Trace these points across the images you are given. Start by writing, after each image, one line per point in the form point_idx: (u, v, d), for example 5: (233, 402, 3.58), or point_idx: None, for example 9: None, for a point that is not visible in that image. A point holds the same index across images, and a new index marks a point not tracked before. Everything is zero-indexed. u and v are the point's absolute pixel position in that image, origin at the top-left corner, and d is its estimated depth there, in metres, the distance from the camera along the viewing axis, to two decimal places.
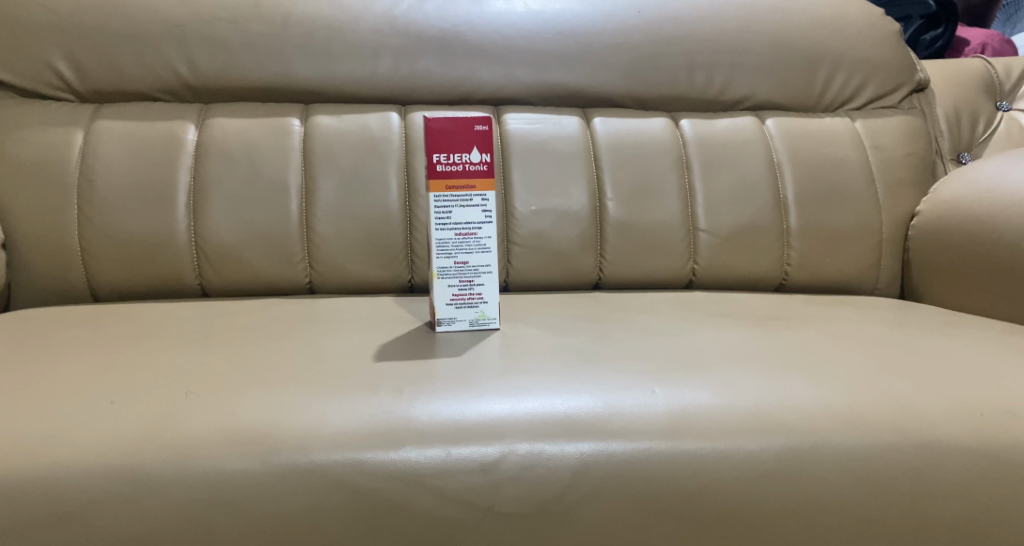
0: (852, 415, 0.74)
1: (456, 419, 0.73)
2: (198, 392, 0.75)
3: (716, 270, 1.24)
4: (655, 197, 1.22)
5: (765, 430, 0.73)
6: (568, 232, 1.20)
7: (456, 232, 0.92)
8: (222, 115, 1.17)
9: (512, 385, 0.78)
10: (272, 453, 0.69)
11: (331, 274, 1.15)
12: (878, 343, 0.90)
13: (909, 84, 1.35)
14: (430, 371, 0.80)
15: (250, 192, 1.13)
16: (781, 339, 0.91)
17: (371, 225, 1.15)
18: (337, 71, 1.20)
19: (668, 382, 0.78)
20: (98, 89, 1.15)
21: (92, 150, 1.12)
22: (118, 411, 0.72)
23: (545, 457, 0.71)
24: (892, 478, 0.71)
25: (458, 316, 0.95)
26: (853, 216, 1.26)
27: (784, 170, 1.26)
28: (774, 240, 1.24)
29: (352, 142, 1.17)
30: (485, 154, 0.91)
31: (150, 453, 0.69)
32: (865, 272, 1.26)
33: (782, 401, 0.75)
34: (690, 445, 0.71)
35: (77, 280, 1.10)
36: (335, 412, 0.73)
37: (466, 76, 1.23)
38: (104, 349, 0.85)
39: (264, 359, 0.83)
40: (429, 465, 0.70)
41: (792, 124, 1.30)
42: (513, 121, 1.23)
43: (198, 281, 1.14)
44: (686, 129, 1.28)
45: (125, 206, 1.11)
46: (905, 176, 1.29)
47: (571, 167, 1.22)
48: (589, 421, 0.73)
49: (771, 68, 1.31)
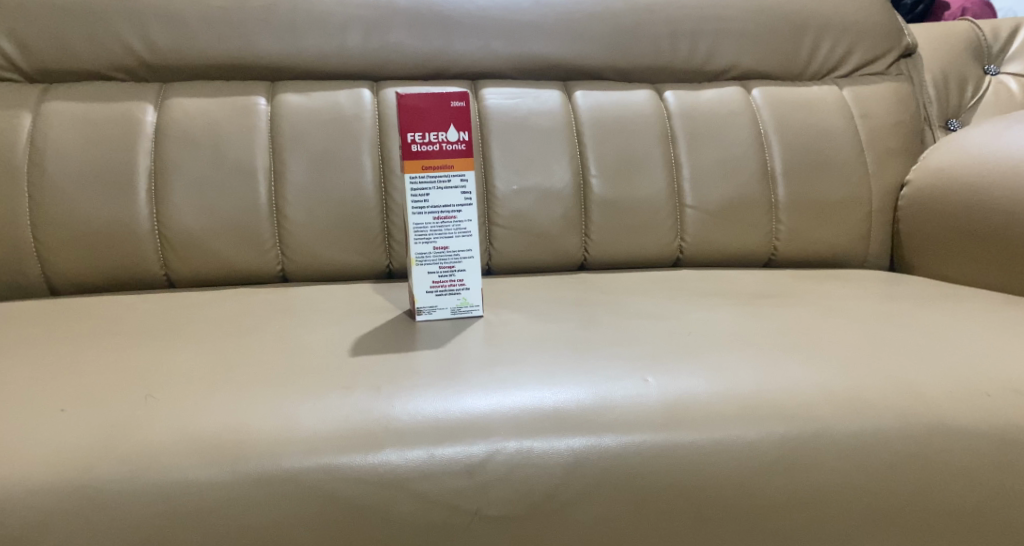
0: (853, 397, 0.71)
1: (440, 416, 0.68)
2: (160, 395, 0.70)
3: (703, 246, 1.21)
4: (641, 172, 1.18)
5: (764, 418, 0.69)
6: (552, 212, 1.15)
7: (435, 215, 0.87)
8: (182, 94, 1.10)
9: (497, 376, 0.73)
10: (240, 460, 0.65)
11: (304, 261, 1.10)
12: (874, 320, 0.87)
13: (898, 49, 1.31)
14: (409, 365, 0.76)
15: (215, 177, 1.07)
16: (774, 319, 0.87)
17: (345, 208, 1.10)
18: (304, 45, 1.13)
19: (661, 369, 0.74)
20: (47, 68, 1.08)
21: (43, 134, 1.04)
22: (74, 419, 0.67)
23: (534, 454, 0.66)
24: (896, 463, 0.68)
25: (439, 304, 0.90)
26: (843, 187, 1.22)
27: (772, 142, 1.22)
28: (763, 214, 1.21)
29: (322, 121, 1.10)
30: (463, 132, 0.85)
31: (107, 464, 0.64)
32: (854, 244, 1.24)
33: (782, 386, 0.72)
34: (686, 436, 0.68)
35: (32, 273, 1.04)
36: (308, 413, 0.68)
37: (440, 49, 1.17)
38: (57, 350, 0.79)
39: (230, 356, 0.77)
40: (411, 468, 0.65)
41: (779, 93, 1.26)
42: (492, 96, 1.17)
43: (163, 271, 1.08)
44: (670, 101, 1.23)
45: (79, 193, 1.04)
46: (895, 144, 1.25)
47: (553, 143, 1.17)
48: (579, 413, 0.69)
49: (756, 36, 1.27)
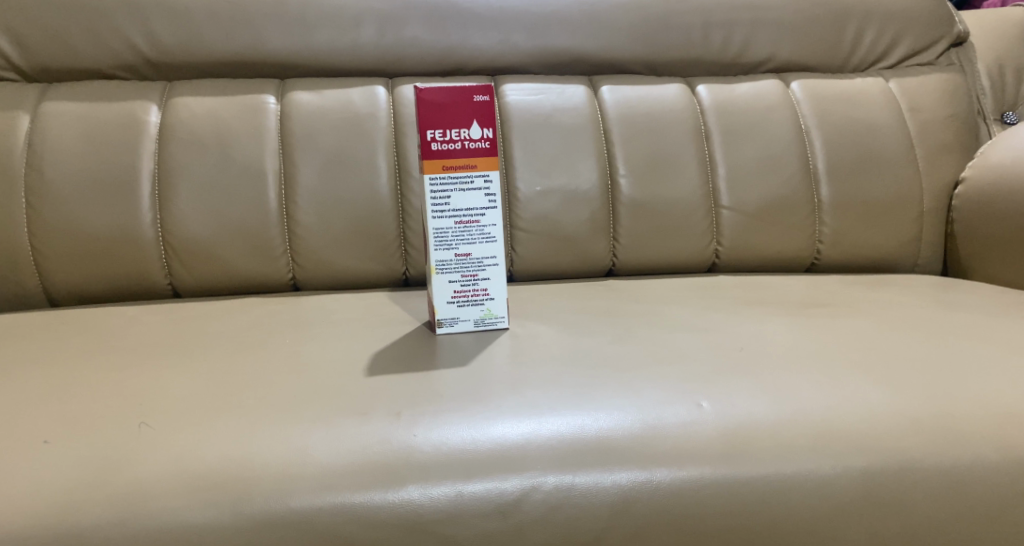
0: (935, 424, 0.63)
1: (468, 447, 0.61)
2: (155, 423, 0.63)
3: (741, 251, 1.12)
4: (673, 171, 1.10)
5: (836, 449, 0.61)
6: (578, 214, 1.08)
7: (456, 219, 0.79)
8: (187, 92, 1.03)
9: (529, 400, 0.65)
10: (242, 501, 0.58)
11: (316, 269, 1.03)
12: (943, 333, 0.78)
13: (948, 37, 1.22)
14: (430, 387, 0.68)
15: (222, 180, 1.00)
16: (833, 332, 0.79)
17: (359, 212, 1.02)
18: (314, 40, 1.06)
19: (714, 391, 0.66)
20: (46, 67, 1.02)
21: (41, 135, 0.98)
22: (61, 451, 0.60)
23: (578, 490, 0.59)
24: (986, 501, 0.60)
25: (461, 316, 0.83)
26: (892, 186, 1.14)
27: (814, 137, 1.14)
28: (806, 216, 1.12)
29: (335, 121, 1.03)
30: (487, 129, 0.78)
31: (96, 505, 0.57)
32: (905, 247, 1.15)
33: (853, 410, 0.64)
34: (747, 470, 0.60)
35: (30, 283, 0.98)
36: (318, 443, 0.61)
37: (457, 43, 1.09)
38: (48, 371, 0.72)
39: (234, 378, 0.70)
40: (439, 509, 0.58)
41: (821, 86, 1.17)
42: (513, 93, 1.09)
43: (168, 280, 1.01)
44: (703, 95, 1.15)
45: (78, 198, 0.97)
46: (947, 140, 1.16)
47: (579, 142, 1.09)
48: (626, 443, 0.61)
49: (795, 26, 1.19)
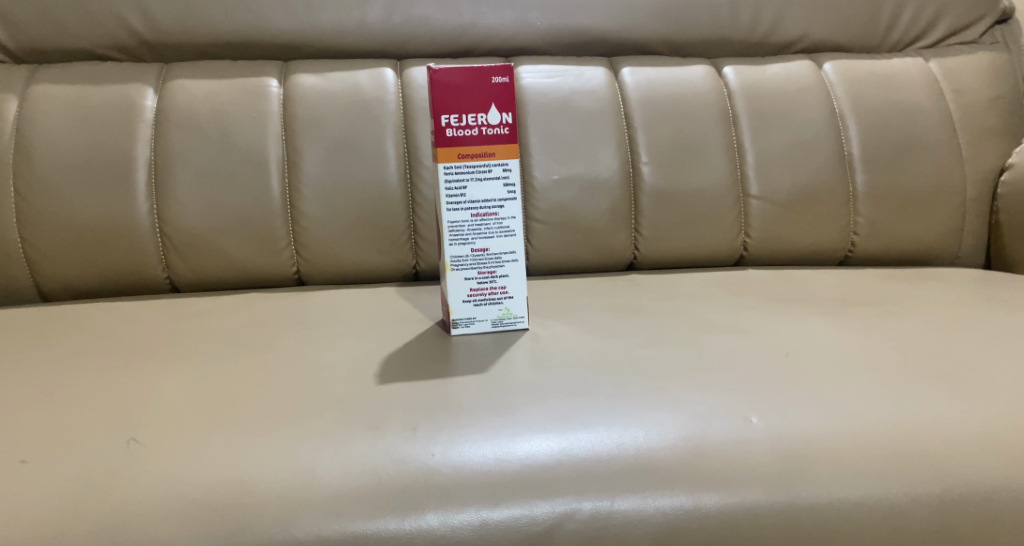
0: (1008, 443, 0.57)
1: (493, 467, 0.55)
2: (146, 438, 0.57)
3: (771, 242, 1.06)
4: (699, 158, 1.03)
5: (899, 470, 0.55)
6: (597, 204, 1.01)
7: (473, 212, 0.73)
8: (183, 74, 0.96)
9: (559, 412, 0.59)
10: (243, 530, 0.52)
11: (320, 262, 0.97)
12: (1004, 336, 0.71)
13: (993, 14, 1.14)
14: (448, 396, 0.62)
15: (221, 168, 0.93)
16: (882, 334, 0.72)
17: (365, 203, 0.96)
18: (318, 20, 0.99)
19: (762, 403, 0.59)
20: (34, 47, 0.95)
21: (29, 120, 0.92)
22: (43, 470, 0.55)
23: (618, 517, 0.53)
24: None
25: (478, 315, 0.76)
26: (933, 174, 1.06)
27: (849, 122, 1.07)
28: (841, 205, 1.05)
29: (339, 105, 0.96)
30: (506, 114, 0.71)
31: (80, 535, 0.51)
32: (945, 239, 1.08)
33: (915, 426, 0.57)
34: (803, 494, 0.54)
35: (20, 277, 0.92)
36: (326, 462, 0.55)
37: (470, 22, 1.02)
38: (33, 377, 0.67)
39: (232, 386, 0.64)
40: (462, 539, 0.52)
41: (857, 67, 1.10)
42: (529, 75, 1.02)
43: (166, 274, 0.95)
44: (731, 77, 1.07)
45: (69, 187, 0.91)
46: (992, 124, 1.09)
47: (598, 127, 1.02)
48: (668, 464, 0.55)
49: (829, 3, 1.11)
